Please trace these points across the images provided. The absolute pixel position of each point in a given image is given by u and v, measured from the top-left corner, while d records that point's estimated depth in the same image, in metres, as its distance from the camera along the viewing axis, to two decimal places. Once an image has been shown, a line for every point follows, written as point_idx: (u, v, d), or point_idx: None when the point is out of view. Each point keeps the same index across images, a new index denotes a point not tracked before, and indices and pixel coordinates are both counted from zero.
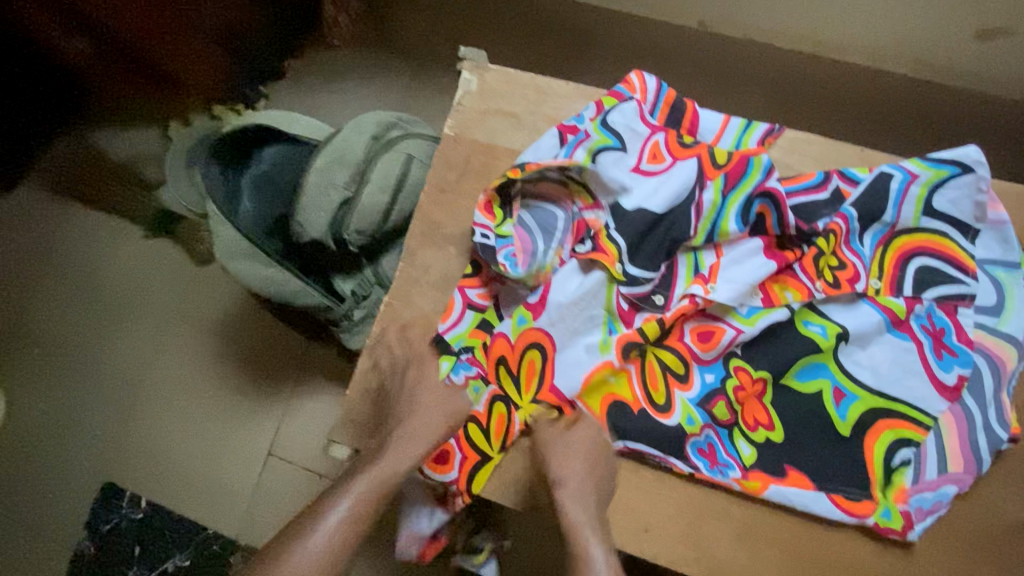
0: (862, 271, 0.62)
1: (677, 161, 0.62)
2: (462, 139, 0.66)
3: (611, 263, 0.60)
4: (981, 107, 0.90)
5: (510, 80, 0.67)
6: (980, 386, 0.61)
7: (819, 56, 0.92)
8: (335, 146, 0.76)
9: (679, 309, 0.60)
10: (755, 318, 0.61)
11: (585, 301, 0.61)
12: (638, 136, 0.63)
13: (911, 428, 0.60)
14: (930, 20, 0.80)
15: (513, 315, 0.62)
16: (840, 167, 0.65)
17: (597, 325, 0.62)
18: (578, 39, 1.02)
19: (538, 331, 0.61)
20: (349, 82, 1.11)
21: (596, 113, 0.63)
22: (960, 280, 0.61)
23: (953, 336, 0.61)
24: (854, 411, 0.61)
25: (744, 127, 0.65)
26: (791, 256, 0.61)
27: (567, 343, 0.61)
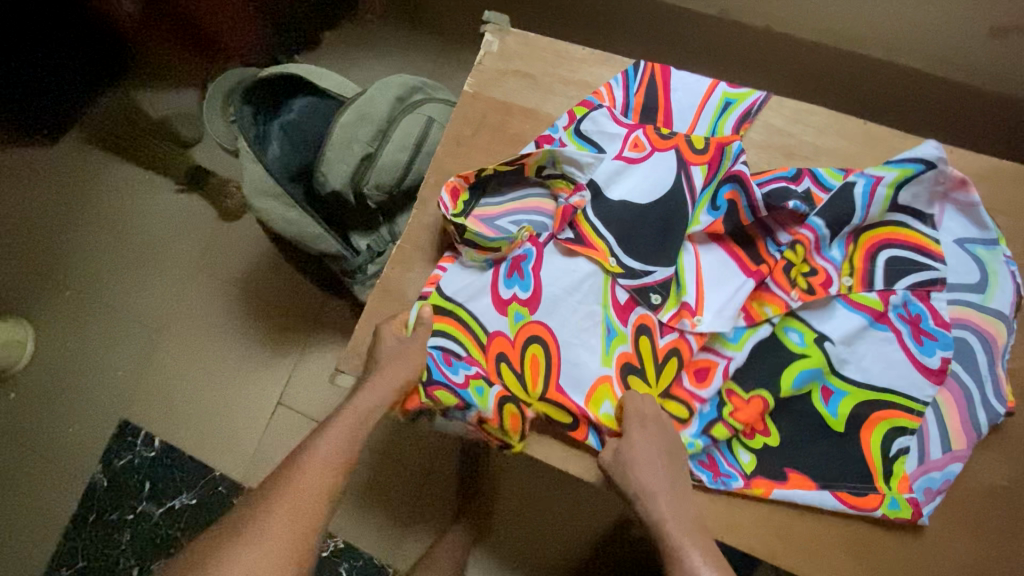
0: (833, 274, 0.60)
1: (656, 150, 0.63)
2: (480, 97, 0.69)
3: (602, 257, 0.62)
4: (993, 106, 0.92)
5: (533, 46, 0.69)
6: (973, 363, 0.60)
7: (840, 50, 0.94)
8: (361, 102, 0.80)
9: (670, 341, 0.62)
10: (742, 341, 0.62)
11: (580, 295, 0.63)
12: (618, 133, 0.63)
13: (904, 417, 0.60)
14: (949, 19, 0.81)
15: (507, 312, 0.63)
16: (838, 143, 0.62)
17: (599, 335, 0.63)
18: (606, 24, 1.05)
19: (535, 324, 0.63)
20: (384, 57, 1.15)
21: (570, 123, 0.64)
22: (931, 266, 0.60)
23: (930, 320, 0.60)
24: (844, 409, 0.61)
25: (720, 108, 0.64)
26: (764, 269, 0.61)
27: (566, 339, 0.63)
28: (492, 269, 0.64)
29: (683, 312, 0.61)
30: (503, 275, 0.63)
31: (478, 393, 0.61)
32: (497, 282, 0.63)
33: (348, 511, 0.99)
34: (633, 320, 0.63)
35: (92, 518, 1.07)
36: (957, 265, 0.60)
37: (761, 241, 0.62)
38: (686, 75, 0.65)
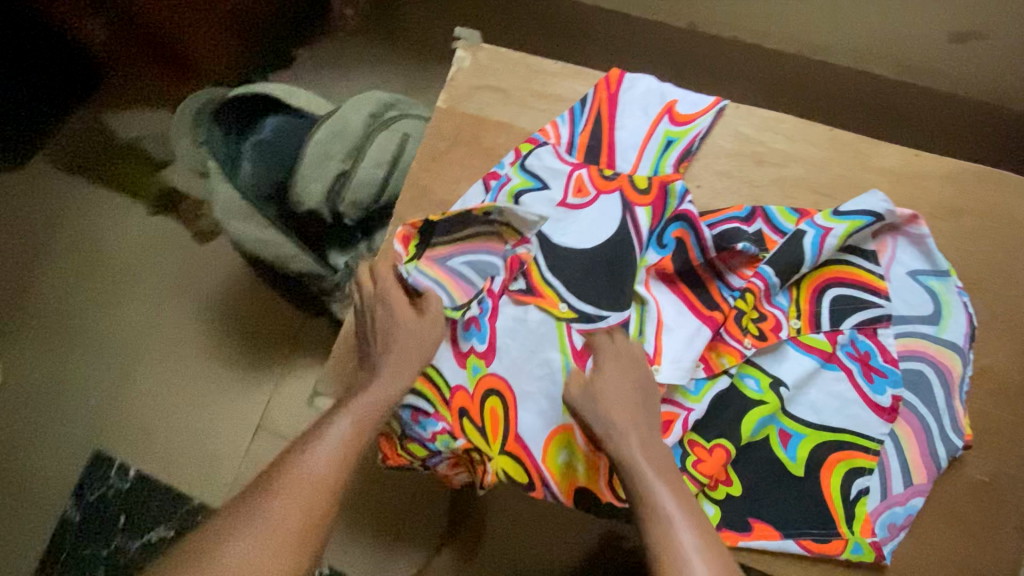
0: (781, 318, 0.57)
1: (601, 193, 0.61)
2: (454, 111, 0.69)
3: (552, 306, 0.60)
4: (960, 109, 0.94)
5: (505, 60, 0.69)
6: (929, 397, 0.54)
7: (809, 58, 0.97)
8: (333, 121, 0.79)
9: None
10: (703, 393, 0.56)
11: (534, 346, 0.60)
12: (561, 170, 0.62)
13: (860, 457, 0.54)
14: (913, 24, 0.84)
15: (465, 364, 0.60)
16: (808, 149, 0.61)
17: (559, 382, 0.59)
18: (581, 37, 1.07)
19: (492, 377, 0.59)
20: (361, 74, 1.15)
21: (516, 157, 0.63)
22: (877, 303, 0.56)
23: (879, 357, 0.56)
24: (803, 451, 0.55)
25: (662, 147, 0.63)
26: (718, 317, 0.57)
27: (525, 391, 0.59)
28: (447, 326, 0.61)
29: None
30: (460, 329, 0.60)
31: (444, 446, 0.59)
32: (456, 335, 0.60)
33: (334, 536, 0.97)
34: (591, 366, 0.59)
35: (64, 555, 1.03)
36: (907, 299, 0.57)
37: (715, 287, 0.58)
38: (633, 110, 0.64)
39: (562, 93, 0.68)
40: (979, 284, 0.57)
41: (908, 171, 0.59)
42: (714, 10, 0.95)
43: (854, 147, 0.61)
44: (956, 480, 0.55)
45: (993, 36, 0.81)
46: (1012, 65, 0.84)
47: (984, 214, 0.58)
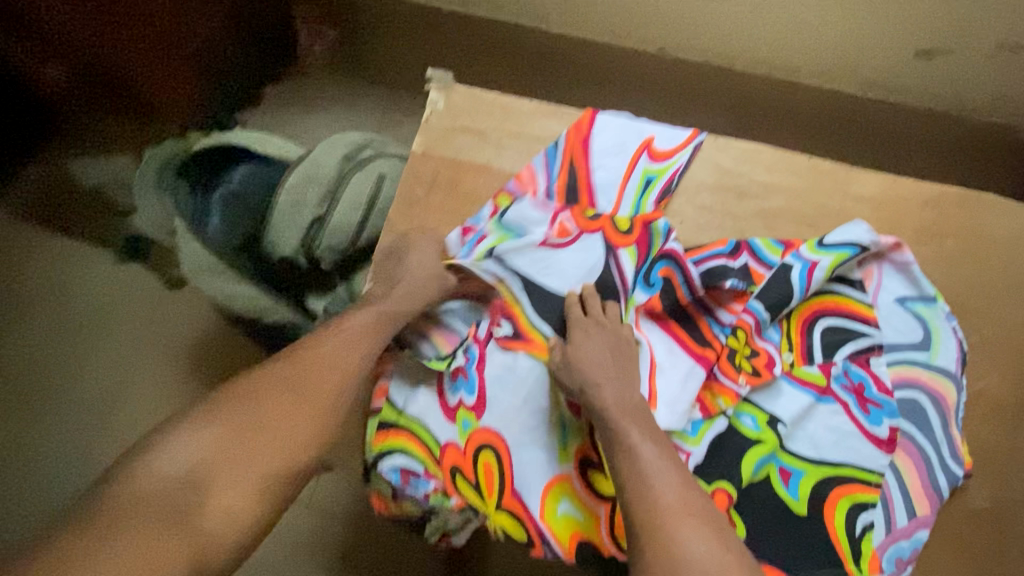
0: (774, 353, 0.57)
1: (583, 233, 0.60)
2: (429, 155, 0.67)
3: (541, 351, 0.58)
4: (928, 120, 0.96)
5: (478, 101, 0.68)
6: (926, 425, 0.54)
7: (778, 78, 0.98)
8: (306, 167, 0.78)
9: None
10: (701, 435, 0.55)
11: (523, 399, 0.58)
12: (540, 218, 0.61)
13: (862, 491, 0.53)
14: (877, 43, 0.86)
15: (455, 419, 0.58)
16: (787, 179, 0.61)
17: (552, 431, 0.57)
18: (552, 64, 1.07)
19: (484, 431, 0.57)
20: (332, 109, 1.13)
21: (491, 208, 0.62)
22: (866, 333, 0.56)
23: (874, 388, 0.55)
24: (805, 488, 0.54)
25: (642, 184, 0.62)
26: (711, 355, 0.56)
27: (519, 443, 0.57)
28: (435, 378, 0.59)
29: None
30: (447, 381, 0.59)
31: (440, 503, 0.57)
32: (443, 388, 0.59)
33: None
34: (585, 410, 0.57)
35: None
36: (897, 326, 0.57)
37: (706, 324, 0.57)
38: (606, 151, 0.63)
39: (538, 133, 0.67)
40: (964, 308, 0.57)
41: (887, 198, 0.59)
42: (682, 35, 0.96)
43: (833, 175, 0.61)
44: (958, 508, 0.54)
45: (956, 51, 0.83)
46: (975, 78, 0.86)
47: (964, 238, 0.58)
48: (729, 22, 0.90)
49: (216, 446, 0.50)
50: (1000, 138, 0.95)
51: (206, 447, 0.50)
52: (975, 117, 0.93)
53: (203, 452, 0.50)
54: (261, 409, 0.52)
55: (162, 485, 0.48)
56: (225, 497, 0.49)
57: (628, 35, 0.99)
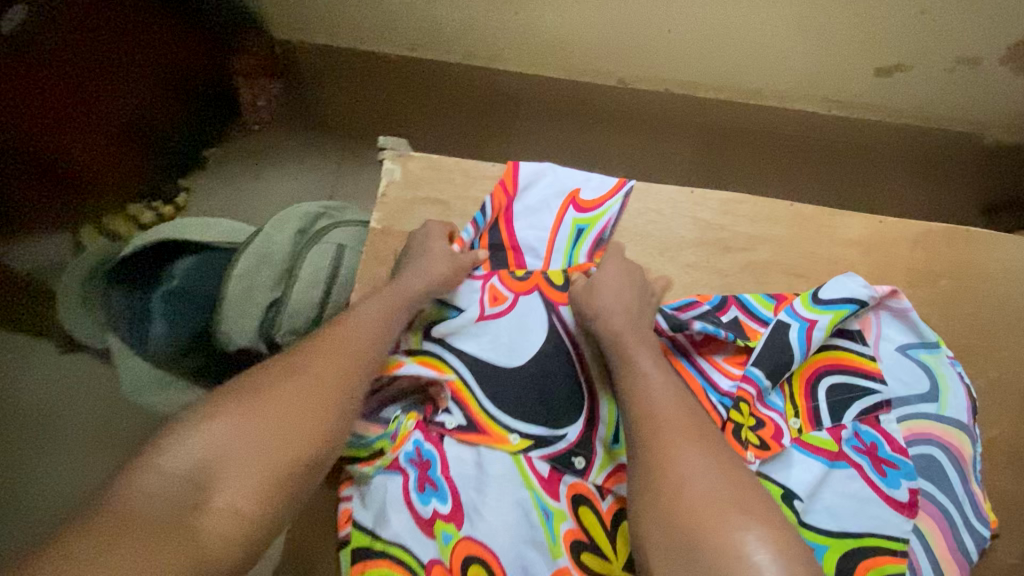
0: (781, 422, 0.53)
1: (518, 295, 0.59)
2: (391, 232, 0.62)
3: (501, 441, 0.55)
4: (897, 133, 0.95)
5: (438, 168, 0.63)
6: (944, 482, 0.52)
7: (743, 104, 0.96)
8: (257, 247, 0.72)
9: (613, 503, 0.54)
10: None
11: (501, 496, 0.54)
12: (472, 285, 0.59)
13: (889, 561, 0.49)
14: (840, 62, 0.84)
15: (434, 533, 0.52)
16: (772, 229, 0.58)
17: (538, 524, 0.53)
18: (512, 103, 1.03)
19: (468, 541, 0.52)
20: (286, 170, 1.08)
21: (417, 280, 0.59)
22: (873, 389, 0.53)
23: (887, 447, 0.52)
24: (829, 565, 0.50)
25: (573, 235, 0.60)
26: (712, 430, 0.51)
27: (507, 547, 0.52)
28: (401, 479, 0.53)
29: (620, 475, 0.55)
30: (415, 490, 0.53)
31: None
32: (411, 500, 0.53)
33: None
34: (565, 492, 0.55)
35: None
36: (901, 377, 0.54)
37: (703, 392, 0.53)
38: (531, 205, 0.61)
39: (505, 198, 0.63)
40: (967, 351, 0.55)
41: (877, 241, 0.57)
42: (643, 65, 0.93)
43: (818, 221, 0.58)
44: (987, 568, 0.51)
45: (917, 67, 0.82)
46: (938, 91, 0.86)
47: (958, 278, 0.56)
48: (689, 49, 0.88)
49: (226, 439, 0.40)
50: (967, 146, 0.94)
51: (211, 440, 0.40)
52: (942, 127, 0.93)
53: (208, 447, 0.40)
54: (274, 399, 0.43)
55: (150, 496, 0.37)
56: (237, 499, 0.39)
57: (586, 68, 0.97)
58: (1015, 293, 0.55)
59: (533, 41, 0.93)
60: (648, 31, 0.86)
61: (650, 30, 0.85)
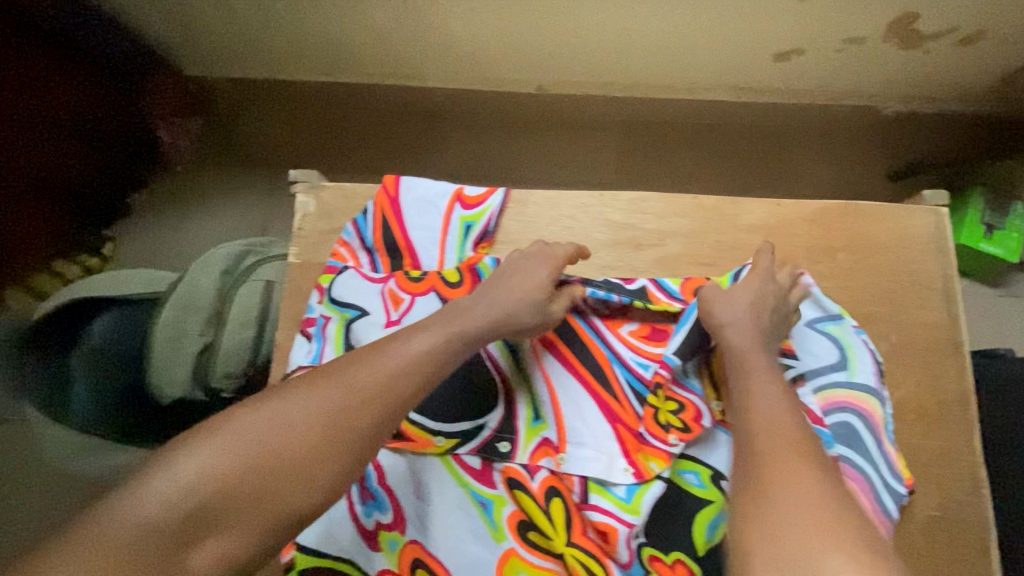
0: (700, 404, 0.57)
1: (415, 296, 0.59)
2: (309, 266, 0.62)
3: (427, 444, 0.57)
4: (803, 114, 1.00)
5: (351, 197, 0.63)
6: (861, 446, 0.53)
7: (658, 100, 1.00)
8: (180, 294, 0.71)
9: (544, 481, 0.56)
10: (637, 501, 0.55)
11: (436, 497, 0.56)
12: (373, 291, 0.59)
13: None
14: (740, 53, 0.88)
15: (380, 544, 0.54)
16: (678, 223, 0.61)
17: (477, 515, 0.55)
18: (440, 118, 1.06)
19: (413, 545, 0.54)
20: (216, 208, 1.07)
21: (320, 294, 0.59)
22: (789, 364, 0.55)
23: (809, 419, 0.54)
24: None
25: (462, 233, 0.61)
26: (623, 414, 0.57)
27: (451, 545, 0.54)
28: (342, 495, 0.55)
29: (545, 448, 0.57)
30: (358, 503, 0.55)
31: None
32: (356, 513, 0.55)
33: None
34: (499, 479, 0.56)
35: None
36: (813, 351, 0.56)
37: (609, 364, 0.59)
38: (417, 211, 0.61)
39: None
40: (869, 318, 0.58)
41: (775, 224, 0.60)
42: (559, 72, 0.96)
43: (721, 211, 0.61)
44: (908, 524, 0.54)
45: (809, 52, 0.86)
46: (833, 72, 0.90)
47: (854, 250, 0.59)
48: (597, 53, 0.90)
49: (159, 493, 0.38)
50: (870, 120, 1.00)
51: (212, 463, 0.39)
52: (847, 104, 0.97)
53: (208, 472, 0.39)
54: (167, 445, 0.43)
55: None
56: (225, 540, 0.39)
57: (505, 80, 0.99)
58: (908, 258, 0.58)
59: (448, 57, 0.94)
60: (555, 40, 0.88)
61: (556, 37, 0.88)
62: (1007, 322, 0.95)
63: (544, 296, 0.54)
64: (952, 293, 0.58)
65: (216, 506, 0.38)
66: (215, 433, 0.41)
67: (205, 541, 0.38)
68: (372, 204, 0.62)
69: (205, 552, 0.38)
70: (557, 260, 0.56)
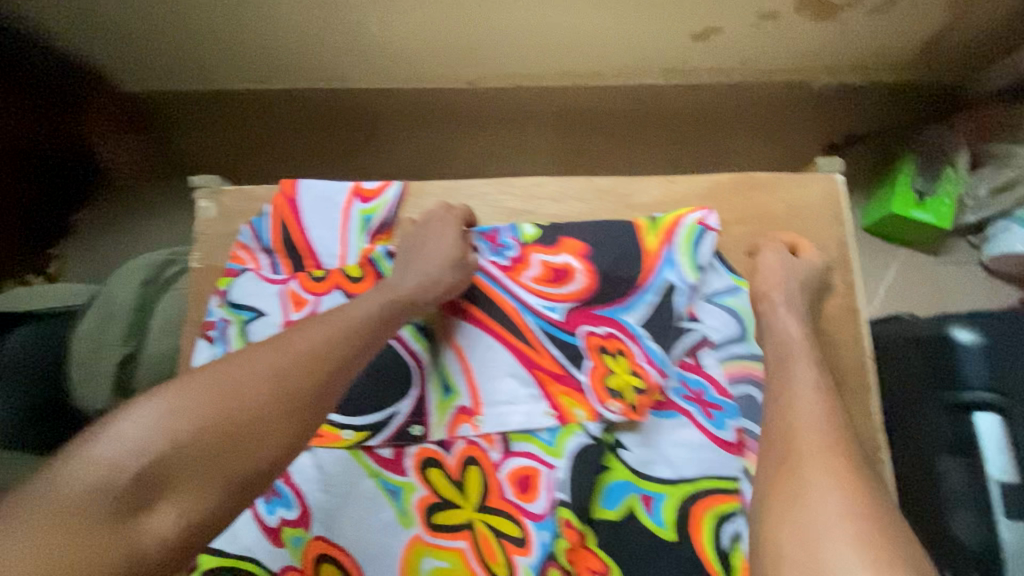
0: (635, 356, 0.55)
1: (315, 294, 0.59)
2: (211, 270, 0.62)
3: (334, 439, 0.56)
4: (734, 92, 0.99)
5: (250, 199, 0.63)
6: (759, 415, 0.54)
7: (588, 87, 1.00)
8: (98, 305, 0.71)
9: (460, 453, 0.55)
10: (561, 444, 0.54)
11: (343, 487, 0.55)
12: (272, 292, 0.59)
13: (725, 500, 0.52)
14: (659, 35, 0.87)
15: (284, 540, 0.54)
16: (574, 206, 0.61)
17: (385, 500, 0.54)
18: (375, 117, 1.06)
19: (317, 541, 0.53)
20: (156, 220, 1.07)
21: (219, 297, 0.59)
22: (693, 328, 0.56)
23: (712, 390, 0.55)
24: (670, 510, 0.52)
25: (360, 228, 0.61)
26: (539, 368, 0.56)
27: (355, 537, 0.53)
28: None
29: (461, 416, 0.56)
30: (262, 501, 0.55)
31: None
32: (259, 512, 0.55)
33: None
34: (411, 463, 0.55)
35: None
36: (713, 322, 0.56)
37: (520, 315, 0.57)
38: (315, 209, 0.61)
39: None
40: None
41: (669, 202, 0.60)
42: (485, 64, 0.95)
43: (615, 192, 0.61)
44: None
45: (727, 29, 0.85)
46: (755, 47, 0.89)
47: (747, 222, 0.59)
48: (518, 44, 0.90)
49: (105, 464, 0.39)
50: (801, 94, 0.99)
51: (164, 424, 0.41)
52: (778, 80, 0.97)
53: (158, 433, 0.40)
54: None
55: None
56: (183, 497, 0.40)
57: (434, 76, 0.98)
58: (802, 228, 0.59)
59: (372, 58, 0.94)
60: (474, 33, 0.87)
61: (474, 31, 0.87)
62: (947, 289, 0.95)
63: (460, 252, 0.56)
64: (847, 260, 0.58)
65: (170, 465, 0.40)
66: (146, 407, 0.41)
67: (159, 502, 0.39)
68: (271, 205, 0.62)
69: (161, 514, 0.39)
70: (456, 221, 0.59)
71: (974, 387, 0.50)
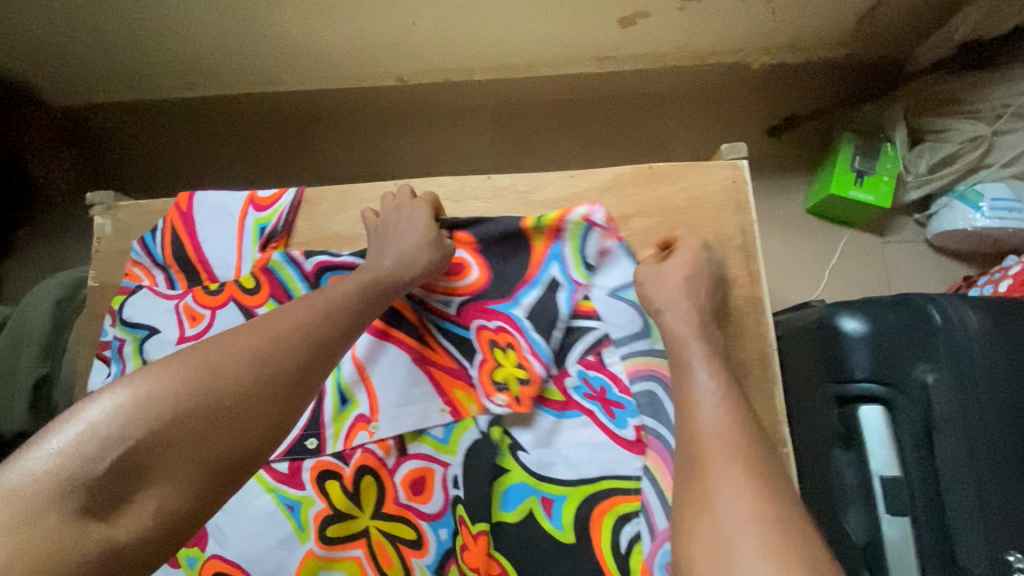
0: (524, 352, 0.54)
1: (209, 308, 0.58)
2: (109, 287, 0.62)
3: None
4: (671, 76, 0.97)
5: (146, 212, 0.62)
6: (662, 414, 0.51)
7: (522, 80, 0.97)
8: (11, 328, 0.71)
9: (357, 462, 0.54)
10: (455, 442, 0.54)
11: (238, 507, 0.55)
12: (166, 307, 0.58)
13: (624, 501, 0.51)
14: (584, 25, 0.82)
15: (180, 561, 0.54)
16: (473, 206, 0.60)
17: (281, 517, 0.54)
18: (310, 116, 1.05)
19: (212, 560, 0.54)
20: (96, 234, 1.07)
21: (113, 316, 0.59)
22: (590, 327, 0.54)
23: (615, 388, 0.53)
24: (568, 515, 0.51)
25: (255, 237, 0.60)
26: (432, 369, 0.55)
27: (249, 555, 0.54)
28: None
29: (360, 424, 0.55)
30: None
31: None
32: None
33: None
34: (307, 476, 0.55)
35: None
36: (614, 317, 0.54)
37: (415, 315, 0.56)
38: (209, 220, 0.60)
39: None
40: None
41: (568, 196, 0.59)
42: (412, 62, 0.91)
43: (513, 189, 0.59)
44: None
45: (653, 14, 0.80)
46: (684, 31, 0.84)
47: (647, 214, 0.57)
48: (440, 42, 0.86)
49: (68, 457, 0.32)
50: (740, 75, 0.97)
51: (139, 407, 0.35)
52: (715, 62, 0.94)
53: (132, 416, 0.34)
54: None
55: None
56: (165, 491, 0.34)
57: (361, 77, 0.95)
58: (703, 217, 0.57)
59: (292, 63, 0.90)
60: (391, 33, 0.83)
61: (390, 31, 0.82)
62: (892, 267, 0.93)
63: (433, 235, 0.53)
64: (751, 249, 0.56)
65: (150, 450, 0.34)
66: None
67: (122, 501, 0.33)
68: (164, 219, 0.60)
69: (135, 511, 0.33)
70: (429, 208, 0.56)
71: (858, 378, 0.50)
